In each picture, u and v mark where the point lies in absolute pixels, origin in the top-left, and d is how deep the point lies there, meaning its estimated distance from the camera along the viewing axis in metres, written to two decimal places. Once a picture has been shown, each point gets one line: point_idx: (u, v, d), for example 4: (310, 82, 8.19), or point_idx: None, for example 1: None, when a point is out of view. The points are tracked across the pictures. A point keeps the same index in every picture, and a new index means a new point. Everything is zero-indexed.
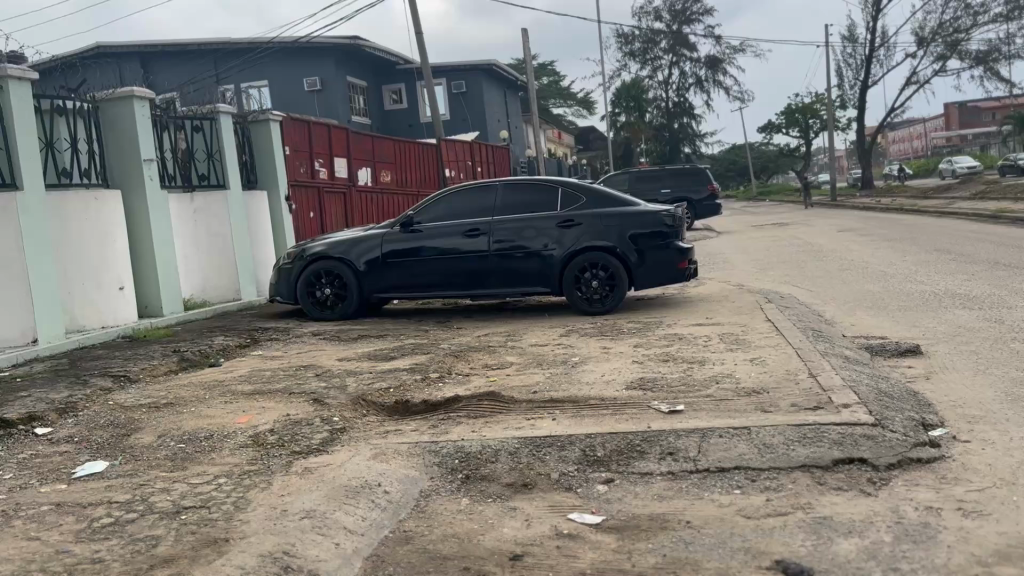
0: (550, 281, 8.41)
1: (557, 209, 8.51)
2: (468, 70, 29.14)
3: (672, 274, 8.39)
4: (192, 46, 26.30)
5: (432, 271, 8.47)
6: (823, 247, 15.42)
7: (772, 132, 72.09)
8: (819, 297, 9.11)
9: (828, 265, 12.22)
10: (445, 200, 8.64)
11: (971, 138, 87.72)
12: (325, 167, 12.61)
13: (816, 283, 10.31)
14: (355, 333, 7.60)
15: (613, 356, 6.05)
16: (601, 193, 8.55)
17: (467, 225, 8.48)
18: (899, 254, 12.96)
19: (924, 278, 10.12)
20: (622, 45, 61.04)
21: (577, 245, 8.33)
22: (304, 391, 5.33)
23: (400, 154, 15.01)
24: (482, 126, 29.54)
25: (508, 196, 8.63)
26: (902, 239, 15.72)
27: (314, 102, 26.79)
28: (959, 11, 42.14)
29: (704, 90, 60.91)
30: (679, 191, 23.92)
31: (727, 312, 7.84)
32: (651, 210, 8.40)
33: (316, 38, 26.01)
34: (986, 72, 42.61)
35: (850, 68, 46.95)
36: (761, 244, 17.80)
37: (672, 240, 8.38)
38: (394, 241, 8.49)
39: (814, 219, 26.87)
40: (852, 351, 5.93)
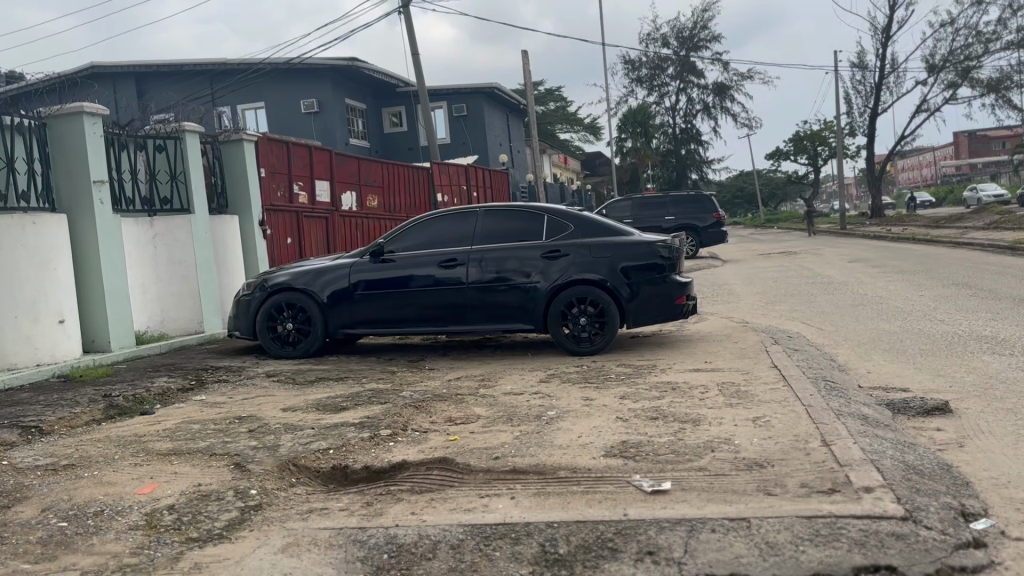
0: (533, 317, 7.63)
1: (543, 238, 7.77)
2: (470, 93, 28.56)
3: (668, 310, 7.61)
4: (187, 66, 25.81)
5: (405, 305, 7.70)
6: (835, 279, 14.62)
7: (780, 160, 71.53)
8: (831, 337, 8.29)
9: (840, 300, 11.41)
10: (420, 227, 7.91)
11: (982, 166, 86.97)
12: (305, 190, 11.89)
13: (827, 321, 9.50)
14: (312, 375, 6.81)
15: (594, 411, 5.24)
16: (591, 221, 7.82)
17: (443, 254, 7.73)
18: (915, 289, 12.16)
19: (945, 316, 9.31)
20: (630, 71, 60.69)
21: (564, 278, 7.57)
22: (229, 453, 4.56)
23: (389, 177, 14.30)
24: (483, 149, 28.91)
25: (489, 223, 7.90)
26: (918, 272, 14.90)
27: (311, 124, 26.22)
28: (970, 38, 41.62)
29: (712, 117, 60.42)
30: (684, 219, 23.11)
31: (729, 355, 7.02)
32: (645, 240, 7.66)
33: (313, 59, 25.46)
34: (998, 100, 41.97)
35: (859, 95, 46.38)
36: (768, 274, 17.01)
37: (667, 273, 7.61)
38: (362, 272, 7.74)
39: (824, 248, 26.06)
40: (871, 408, 5.11)
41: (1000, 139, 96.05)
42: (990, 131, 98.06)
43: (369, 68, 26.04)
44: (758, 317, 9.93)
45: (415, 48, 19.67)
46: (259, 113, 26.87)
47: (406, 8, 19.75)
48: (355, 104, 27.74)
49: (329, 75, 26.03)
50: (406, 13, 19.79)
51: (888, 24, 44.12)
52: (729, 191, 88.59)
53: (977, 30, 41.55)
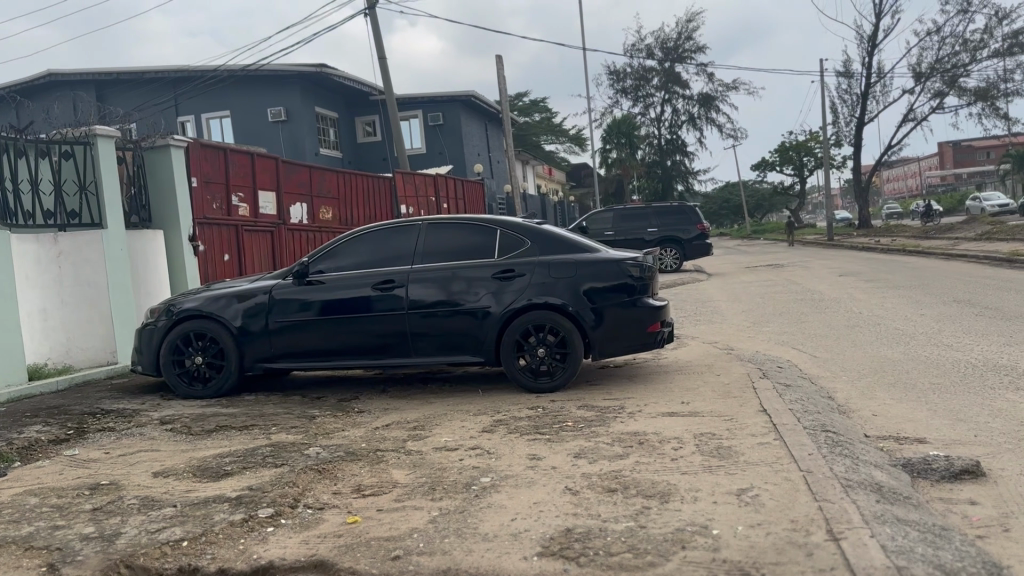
0: (484, 347, 6.54)
1: (495, 256, 6.69)
2: (446, 101, 27.53)
3: (640, 340, 6.56)
4: (150, 73, 24.79)
5: (334, 334, 6.61)
6: (826, 296, 13.62)
7: (766, 170, 70.94)
8: (828, 369, 7.23)
9: (834, 320, 10.39)
10: (354, 243, 6.84)
11: (967, 176, 86.65)
12: (246, 202, 10.83)
13: (821, 346, 8.46)
14: (213, 424, 5.74)
15: (541, 476, 4.17)
16: (551, 235, 6.77)
17: (378, 275, 6.64)
18: (914, 308, 11.16)
19: (953, 341, 8.30)
20: (614, 82, 59.91)
21: (519, 302, 6.49)
22: (49, 550, 3.50)
23: (348, 189, 13.24)
24: (459, 160, 27.87)
25: (434, 238, 6.81)
26: (914, 288, 13.93)
27: (278, 133, 25.12)
28: (956, 46, 41.03)
29: (698, 128, 59.68)
30: (667, 231, 22.12)
31: (711, 395, 5.93)
32: (614, 258, 6.61)
33: (280, 66, 24.37)
34: (986, 109, 41.37)
35: (845, 104, 45.71)
36: (755, 290, 16.00)
37: (638, 296, 6.55)
38: (283, 297, 6.66)
39: (812, 260, 25.13)
40: (885, 472, 4.06)
41: (986, 149, 96.04)
42: (975, 141, 98.08)
43: (339, 74, 25.00)
44: (745, 341, 8.88)
45: (382, 51, 18.62)
46: (225, 121, 25.77)
47: (372, 10, 18.71)
48: (325, 113, 26.66)
49: (297, 82, 24.96)
50: (373, 15, 18.75)
51: (873, 32, 43.52)
52: (716, 202, 88.02)
53: (964, 38, 40.94)
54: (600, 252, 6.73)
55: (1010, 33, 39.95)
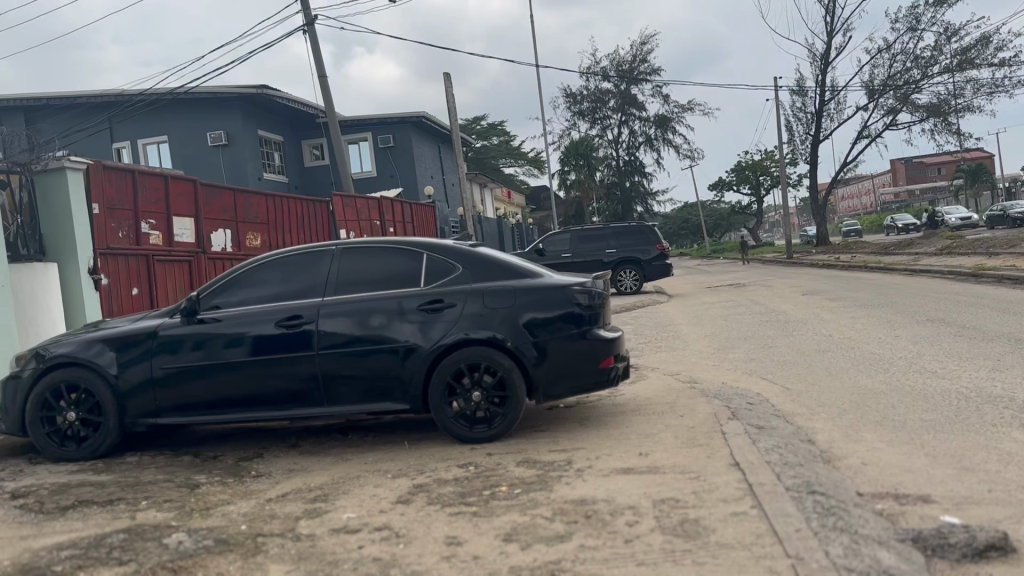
0: (409, 391, 5.56)
1: (422, 284, 5.75)
2: (395, 122, 26.61)
3: (591, 379, 5.64)
4: (81, 97, 23.63)
5: (233, 382, 5.63)
6: (794, 317, 12.88)
7: (724, 190, 71.18)
8: (804, 404, 6.38)
9: (806, 345, 9.61)
10: (256, 272, 5.87)
11: (919, 193, 88.02)
12: (159, 229, 9.80)
13: (794, 376, 7.65)
14: (72, 498, 4.70)
15: (456, 571, 3.22)
16: (485, 258, 5.87)
17: (283, 311, 5.68)
18: (887, 330, 10.40)
19: (937, 367, 7.54)
20: (571, 105, 59.60)
21: (450, 338, 5.53)
22: None
23: (279, 213, 12.22)
24: (411, 183, 26.94)
25: (350, 263, 5.86)
26: (884, 306, 13.29)
27: (218, 158, 24.01)
28: (908, 63, 41.36)
29: (655, 149, 59.51)
30: (625, 252, 21.40)
31: (673, 442, 5.03)
32: (559, 283, 5.73)
33: (218, 88, 23.29)
34: (939, 124, 41.63)
35: (800, 122, 45.79)
36: (719, 311, 15.25)
37: (588, 327, 5.66)
38: (171, 337, 5.68)
39: (774, 279, 24.57)
40: (893, 553, 3.19)
41: (936, 165, 97.72)
42: (925, 158, 99.77)
43: (282, 96, 23.98)
44: (712, 373, 8.03)
45: (322, 69, 17.67)
46: (163, 147, 24.57)
47: (310, 27, 17.79)
48: (269, 136, 25.58)
49: (238, 105, 23.90)
50: (311, 32, 17.82)
51: (825, 50, 43.74)
52: (675, 223, 88.18)
53: (915, 54, 41.23)
54: (544, 277, 5.85)
55: (960, 48, 40.28)
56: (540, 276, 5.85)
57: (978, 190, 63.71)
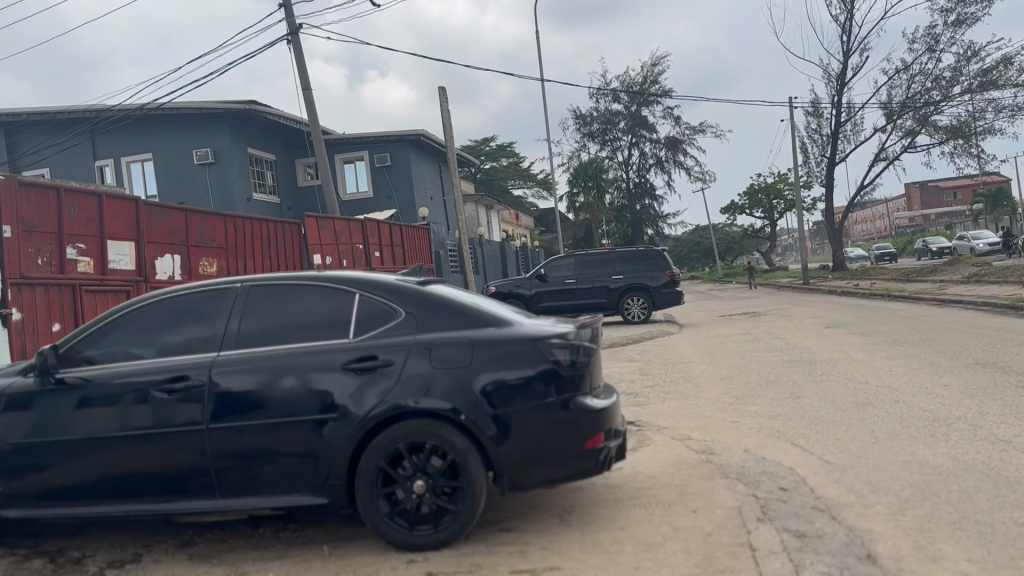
0: (330, 479, 4.20)
1: (352, 334, 4.38)
2: (393, 140, 25.41)
3: (573, 464, 4.23)
4: (62, 112, 22.57)
5: (105, 463, 4.34)
6: (819, 356, 11.47)
7: (736, 213, 69.92)
8: (851, 489, 4.97)
9: (840, 396, 8.18)
10: (142, 317, 4.57)
11: (935, 218, 86.61)
12: (89, 254, 8.47)
13: (831, 442, 6.25)
14: None
15: None
16: (435, 299, 4.49)
17: (169, 369, 4.35)
18: (932, 377, 8.97)
19: (1010, 433, 6.13)
20: (581, 126, 58.48)
21: (384, 409, 4.16)
22: None
23: (240, 237, 10.87)
24: (409, 204, 25.67)
25: (260, 306, 4.52)
26: (921, 345, 11.88)
27: (205, 177, 22.84)
28: (927, 84, 40.05)
29: (666, 171, 58.30)
30: (633, 278, 20.03)
31: (682, 566, 3.62)
32: (531, 335, 4.34)
33: (205, 104, 22.15)
34: (961, 147, 40.23)
35: (815, 145, 44.50)
36: (735, 346, 13.84)
37: (569, 393, 4.26)
38: (22, 402, 4.41)
39: (791, 307, 23.15)
40: None
41: (952, 189, 95.93)
42: (940, 182, 98.42)
43: (271, 112, 22.76)
44: (732, 436, 6.62)
45: (306, 81, 16.44)
46: (147, 165, 23.41)
47: (294, 36, 16.60)
48: (260, 154, 24.39)
49: (226, 121, 22.73)
50: (295, 41, 16.63)
51: (841, 70, 42.52)
52: (687, 246, 86.72)
53: (934, 75, 39.93)
54: (513, 324, 4.46)
55: (981, 69, 38.94)
56: (508, 323, 4.46)
57: (998, 216, 62.15)
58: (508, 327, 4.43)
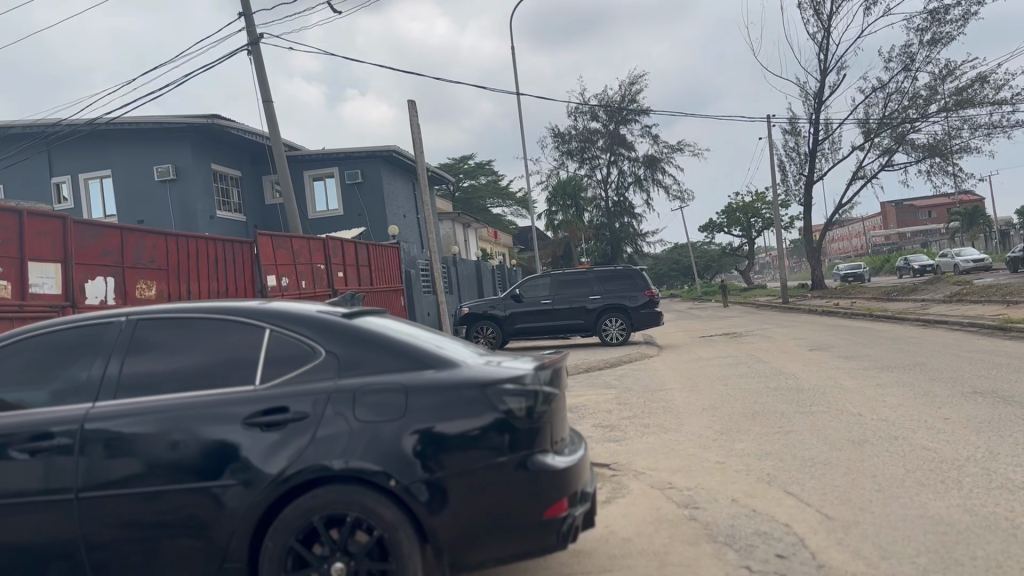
0: (231, 562, 3.42)
1: (263, 378, 3.59)
2: (364, 156, 24.64)
3: (528, 538, 3.46)
4: (16, 126, 21.70)
5: None
6: (807, 383, 10.79)
7: (715, 231, 69.76)
8: (860, 554, 4.23)
9: (834, 432, 7.47)
10: (20, 358, 3.83)
11: (912, 236, 87.13)
12: (6, 277, 7.62)
13: (829, 492, 5.51)
14: None
15: None
16: (363, 335, 3.71)
17: (53, 421, 3.58)
18: (932, 408, 8.26)
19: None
20: (559, 144, 58.02)
21: (296, 472, 3.38)
22: None
23: (183, 257, 10.03)
24: (380, 221, 24.87)
25: (152, 346, 3.75)
26: (914, 370, 11.22)
27: (166, 193, 21.97)
28: (904, 102, 39.94)
29: (645, 190, 57.93)
30: (611, 298, 19.33)
31: None
32: (478, 381, 3.55)
33: (165, 118, 21.30)
34: (938, 164, 40.11)
35: (792, 163, 44.28)
36: (717, 371, 13.14)
37: (523, 451, 3.49)
38: None
39: (772, 328, 22.54)
40: None
41: (928, 208, 96.57)
42: (915, 201, 99.07)
43: (235, 126, 21.90)
44: (718, 483, 5.87)
45: (267, 94, 15.67)
46: (106, 182, 22.53)
47: (254, 47, 15.84)
48: (224, 170, 23.51)
49: (188, 137, 21.86)
50: (255, 52, 15.88)
51: (818, 88, 42.39)
52: (666, 264, 86.44)
53: (911, 94, 39.84)
54: (458, 365, 3.67)
55: (957, 88, 38.87)
56: (451, 364, 3.67)
57: (975, 234, 62.36)
58: (450, 367, 3.64)
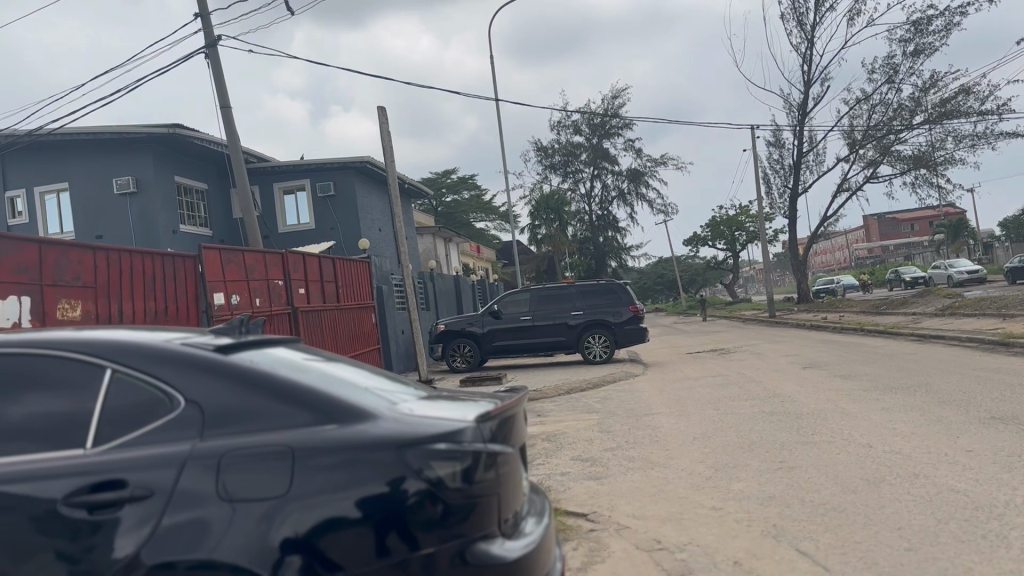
0: None
1: (97, 441, 2.61)
2: (336, 168, 23.63)
3: None
4: None
5: None
6: (806, 407, 9.87)
7: (699, 245, 69.17)
8: None
9: (846, 468, 6.54)
10: None
11: (894, 249, 86.96)
12: None
13: (850, 552, 4.57)
14: None
15: None
16: (239, 374, 2.72)
17: None
18: (950, 438, 7.35)
19: None
20: (542, 158, 57.22)
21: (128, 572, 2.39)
22: None
23: (113, 274, 8.97)
24: (353, 235, 23.86)
25: None
26: (921, 392, 10.32)
27: (126, 207, 20.91)
28: (888, 114, 39.40)
29: (628, 203, 57.22)
30: (593, 314, 18.38)
31: None
32: (392, 439, 2.57)
33: (124, 129, 20.24)
34: (924, 176, 39.55)
35: (777, 175, 43.68)
36: (708, 392, 12.20)
37: (456, 537, 2.52)
38: None
39: (762, 344, 21.67)
40: None
41: (911, 221, 96.41)
42: (898, 215, 98.94)
43: (198, 136, 20.86)
44: (716, 539, 4.93)
45: (224, 99, 14.71)
46: (63, 196, 21.45)
47: (211, 49, 14.89)
48: (188, 182, 22.44)
49: (149, 147, 20.81)
50: (212, 55, 14.94)
51: (803, 99, 41.84)
52: (650, 278, 85.78)
53: (895, 105, 39.29)
54: (367, 415, 2.69)
55: (941, 99, 38.34)
56: (358, 412, 2.69)
57: (960, 246, 61.98)
58: (359, 418, 2.66)
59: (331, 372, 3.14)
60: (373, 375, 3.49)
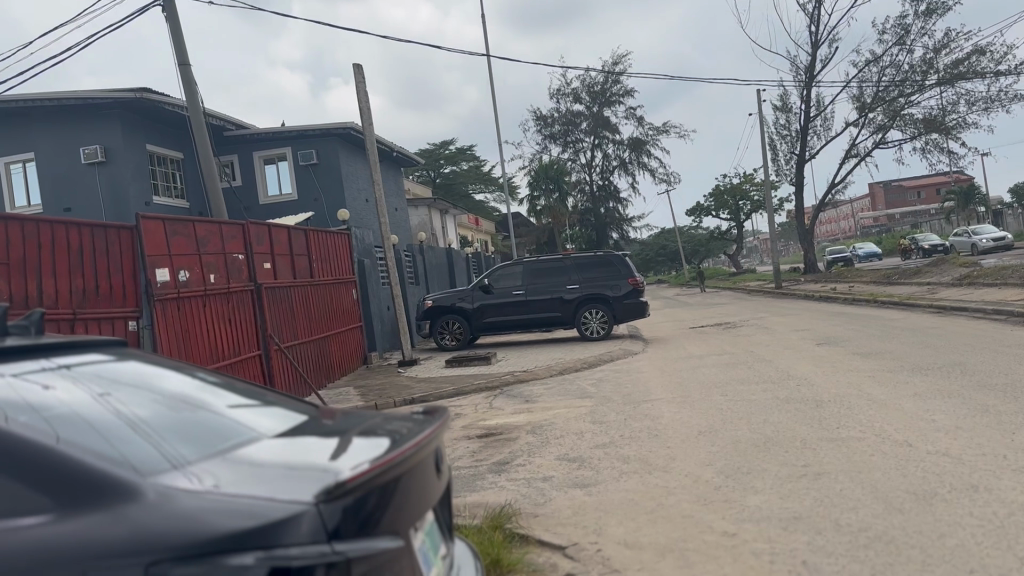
0: None
1: None
2: (318, 134, 22.29)
3: None
4: None
5: None
6: (825, 393, 8.69)
7: (702, 215, 67.71)
8: None
9: (886, 477, 5.36)
10: None
11: (900, 218, 85.25)
12: None
13: None
14: None
15: None
16: None
17: None
18: (1004, 436, 6.13)
19: None
20: (542, 127, 55.60)
21: None
22: None
23: (33, 248, 7.70)
24: (337, 205, 22.58)
25: None
26: (954, 374, 9.13)
27: (95, 177, 19.68)
28: (898, 77, 37.86)
29: (630, 173, 55.71)
30: (589, 288, 17.17)
31: None
32: (143, 541, 1.91)
33: (89, 94, 18.91)
34: (933, 141, 38.07)
35: (783, 141, 42.22)
36: (712, 374, 11.04)
37: None
38: None
39: (769, 318, 20.47)
40: None
41: (917, 190, 94.56)
42: (905, 184, 97.07)
43: (169, 101, 19.55)
44: None
45: (184, 55, 13.42)
46: (30, 165, 20.21)
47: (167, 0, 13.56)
48: (161, 151, 21.17)
49: (117, 114, 19.52)
50: (169, 8, 13.64)
51: (810, 62, 40.23)
52: (653, 249, 84.32)
53: (905, 67, 37.70)
54: (119, 491, 2.00)
55: (952, 62, 36.77)
56: (107, 490, 2.00)
57: (969, 214, 60.36)
58: (104, 499, 1.99)
59: (170, 419, 2.46)
60: (260, 420, 2.77)
